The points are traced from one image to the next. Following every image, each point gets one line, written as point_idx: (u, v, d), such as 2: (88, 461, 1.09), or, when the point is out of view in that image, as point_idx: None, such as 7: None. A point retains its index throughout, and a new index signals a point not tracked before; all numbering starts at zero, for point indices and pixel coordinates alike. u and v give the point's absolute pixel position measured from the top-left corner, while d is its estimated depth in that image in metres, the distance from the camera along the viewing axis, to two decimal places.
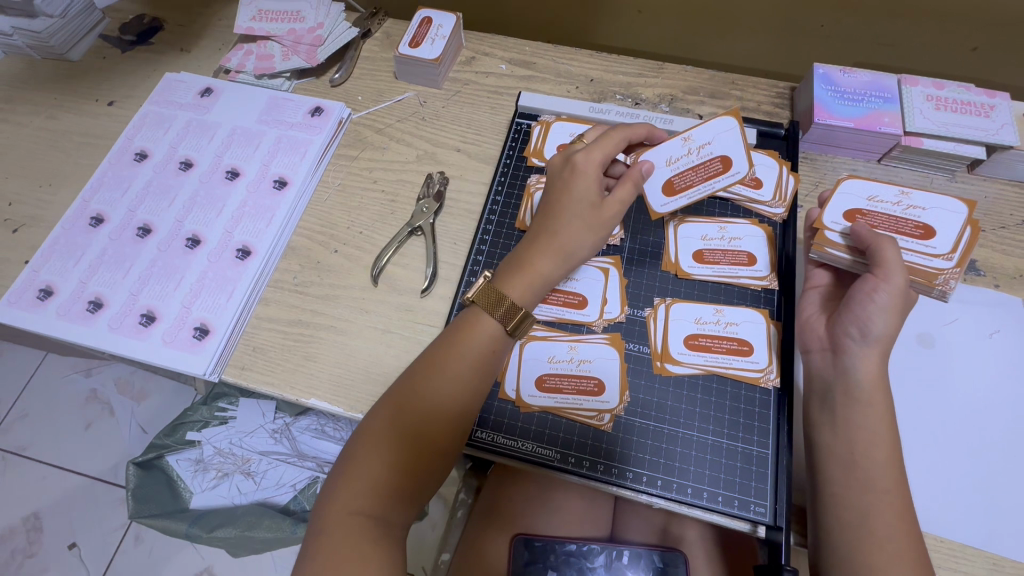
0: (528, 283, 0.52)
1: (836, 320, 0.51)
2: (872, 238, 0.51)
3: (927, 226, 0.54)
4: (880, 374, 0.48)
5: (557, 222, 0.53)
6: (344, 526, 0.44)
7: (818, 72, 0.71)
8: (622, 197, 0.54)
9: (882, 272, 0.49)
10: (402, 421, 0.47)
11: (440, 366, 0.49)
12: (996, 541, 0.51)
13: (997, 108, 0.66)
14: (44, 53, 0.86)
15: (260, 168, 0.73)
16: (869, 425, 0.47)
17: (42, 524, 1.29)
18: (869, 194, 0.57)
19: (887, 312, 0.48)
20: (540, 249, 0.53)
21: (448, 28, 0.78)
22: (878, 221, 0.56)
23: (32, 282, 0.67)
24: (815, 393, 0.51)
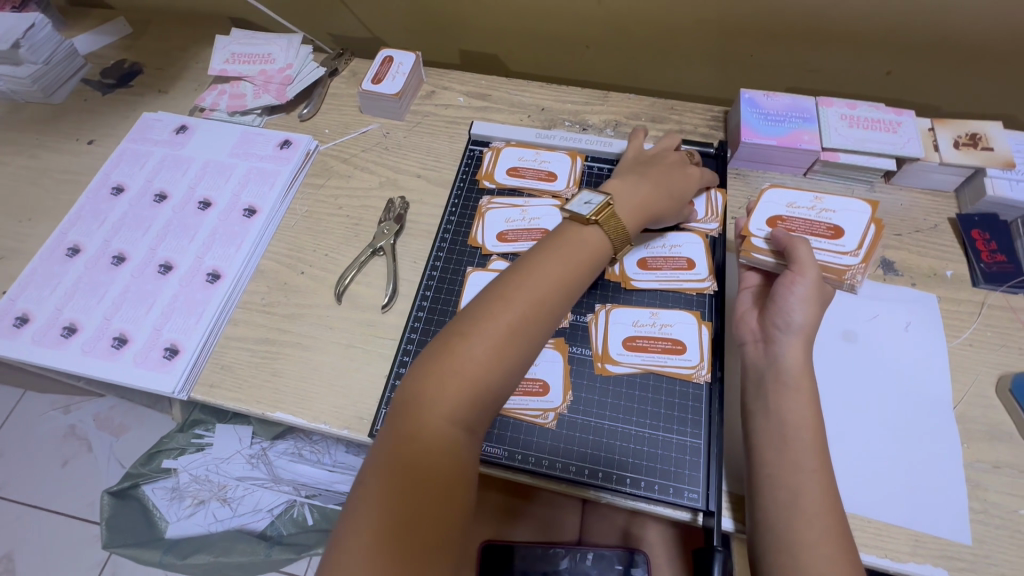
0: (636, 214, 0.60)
1: (766, 314, 0.56)
2: (788, 240, 0.58)
3: (838, 227, 0.61)
4: (806, 361, 0.53)
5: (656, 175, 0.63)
6: (444, 429, 0.46)
7: (745, 96, 0.78)
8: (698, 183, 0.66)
9: (797, 268, 0.55)
10: (501, 335, 0.50)
11: (531, 313, 0.51)
12: (918, 519, 0.55)
13: (904, 124, 0.73)
14: (29, 97, 0.91)
15: (230, 198, 0.77)
16: (797, 408, 0.51)
17: (14, 566, 1.27)
18: (787, 201, 0.63)
19: (806, 303, 0.54)
20: (644, 190, 0.62)
21: (408, 65, 0.85)
22: (797, 225, 0.62)
23: (9, 311, 0.70)
24: (751, 381, 0.55)
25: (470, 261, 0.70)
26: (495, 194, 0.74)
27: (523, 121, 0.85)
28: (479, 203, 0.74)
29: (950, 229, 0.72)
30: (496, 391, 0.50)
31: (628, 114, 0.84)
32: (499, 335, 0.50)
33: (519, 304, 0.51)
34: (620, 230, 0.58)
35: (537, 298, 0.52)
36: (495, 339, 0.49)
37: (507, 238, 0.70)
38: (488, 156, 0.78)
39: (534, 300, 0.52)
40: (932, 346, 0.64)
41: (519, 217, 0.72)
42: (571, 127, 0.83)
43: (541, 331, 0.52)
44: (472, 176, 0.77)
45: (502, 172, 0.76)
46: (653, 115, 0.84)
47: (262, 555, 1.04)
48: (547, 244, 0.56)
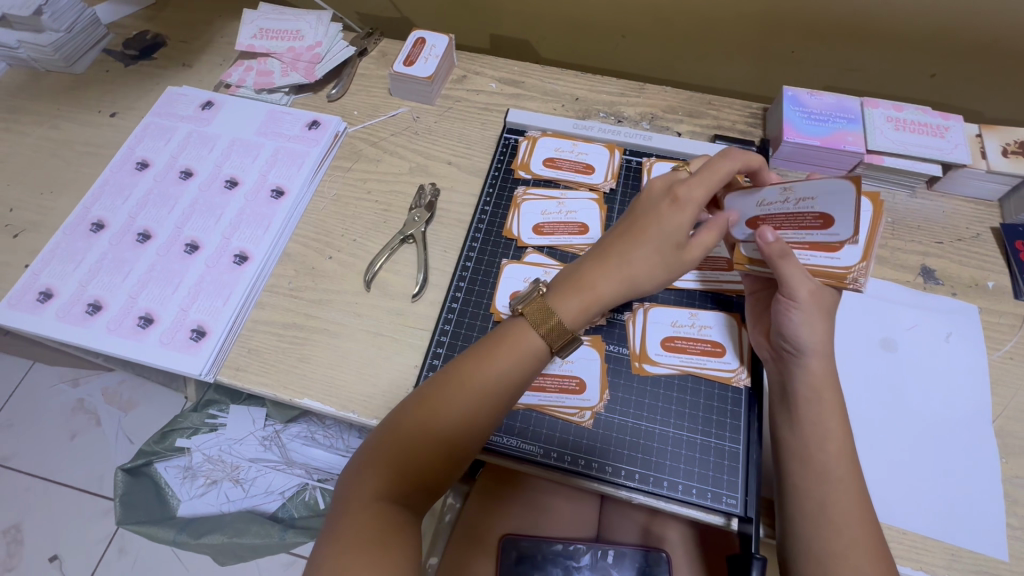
0: (584, 304, 0.52)
1: (773, 334, 0.54)
2: (771, 255, 0.50)
3: (824, 214, 0.48)
4: (828, 374, 0.51)
5: (631, 250, 0.52)
6: (368, 509, 0.45)
7: (788, 94, 0.75)
8: (703, 242, 0.52)
9: (787, 290, 0.51)
10: (427, 416, 0.48)
11: (462, 395, 0.49)
12: (953, 532, 0.55)
13: (951, 129, 0.71)
14: (49, 66, 0.89)
15: (258, 178, 0.76)
16: (820, 419, 0.49)
17: (23, 536, 1.28)
18: (755, 199, 0.51)
19: (809, 324, 0.51)
20: (606, 271, 0.53)
21: (441, 48, 0.82)
22: (779, 221, 0.51)
23: (32, 285, 0.69)
24: (775, 394, 0.53)
25: (505, 253, 0.69)
26: (531, 185, 0.73)
27: (557, 110, 0.83)
28: (514, 194, 0.73)
29: (993, 238, 0.71)
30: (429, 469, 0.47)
31: (664, 107, 0.82)
32: (430, 421, 0.48)
33: (455, 389, 0.49)
34: (558, 322, 0.51)
35: (477, 380, 0.49)
36: (422, 421, 0.48)
37: (544, 231, 0.69)
38: (524, 145, 0.76)
39: (471, 386, 0.49)
40: (972, 358, 0.63)
41: (556, 210, 0.70)
42: (606, 118, 0.81)
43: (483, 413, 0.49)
44: (506, 166, 0.75)
45: (539, 163, 0.74)
46: (690, 110, 0.82)
47: (275, 538, 1.04)
48: (498, 329, 0.53)
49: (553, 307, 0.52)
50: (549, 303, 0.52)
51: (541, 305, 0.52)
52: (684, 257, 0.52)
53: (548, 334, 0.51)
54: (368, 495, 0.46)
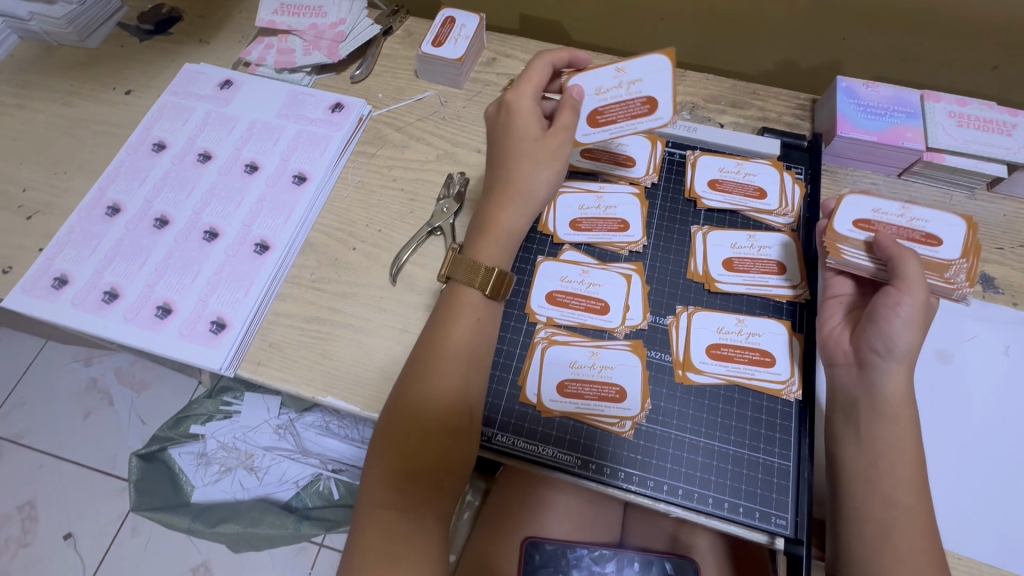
0: (496, 240, 0.55)
1: (861, 334, 0.50)
2: (897, 250, 0.49)
3: (932, 235, 0.52)
4: (906, 390, 0.47)
5: (518, 170, 0.55)
6: (379, 513, 0.47)
7: (842, 84, 0.70)
8: (565, 125, 0.54)
9: (902, 283, 0.48)
10: (409, 407, 0.50)
11: (431, 380, 0.50)
12: (1011, 559, 0.52)
13: (1019, 127, 0.66)
14: (62, 39, 0.85)
15: (279, 162, 0.72)
16: (895, 441, 0.46)
17: (38, 514, 1.28)
18: (594, 87, 0.56)
19: (911, 326, 0.47)
20: (506, 206, 0.55)
21: (471, 28, 0.78)
22: (614, 112, 0.56)
23: (46, 270, 0.66)
24: (839, 407, 0.50)
25: (540, 250, 0.62)
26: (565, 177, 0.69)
27: None
28: None
29: None
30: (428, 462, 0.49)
31: (706, 97, 0.78)
32: (409, 413, 0.50)
33: (423, 372, 0.51)
34: (476, 264, 0.54)
35: (439, 355, 0.51)
36: (406, 413, 0.50)
37: (581, 227, 0.63)
38: None
39: (438, 367, 0.51)
40: None
41: (594, 205, 0.64)
42: None
43: (456, 384, 0.51)
44: None
45: None
46: (734, 100, 0.77)
47: (291, 528, 1.02)
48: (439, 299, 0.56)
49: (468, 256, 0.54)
50: (466, 256, 0.55)
51: (457, 258, 0.55)
52: (564, 155, 0.56)
53: (479, 275, 0.53)
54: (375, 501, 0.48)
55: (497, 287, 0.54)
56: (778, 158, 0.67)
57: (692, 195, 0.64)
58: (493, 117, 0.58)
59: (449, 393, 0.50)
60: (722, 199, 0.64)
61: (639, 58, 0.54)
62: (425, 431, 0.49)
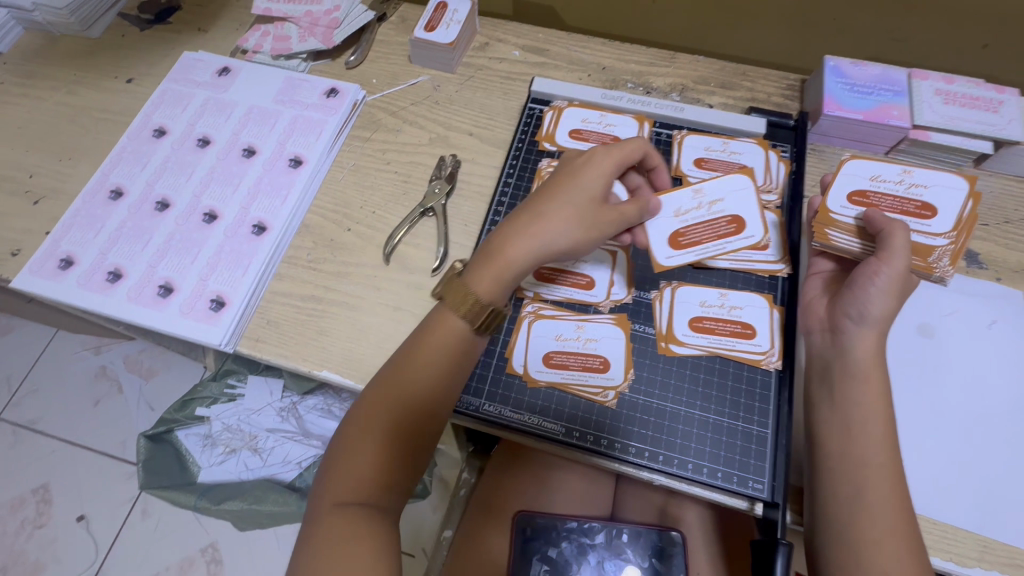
0: (498, 275, 0.50)
1: (837, 302, 0.51)
2: (885, 223, 0.51)
3: (928, 205, 0.55)
4: (878, 354, 0.48)
5: (552, 210, 0.52)
6: (338, 513, 0.46)
7: (829, 64, 0.71)
8: (621, 212, 0.54)
9: (885, 255, 0.49)
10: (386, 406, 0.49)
11: (410, 385, 0.50)
12: (987, 524, 0.53)
13: (1006, 103, 0.66)
14: (65, 29, 0.87)
15: (276, 146, 0.74)
16: (868, 401, 0.47)
17: (52, 497, 1.32)
18: (673, 210, 0.58)
19: (886, 295, 0.48)
20: (519, 234, 0.51)
21: (463, 13, 0.79)
22: (698, 234, 0.59)
23: (53, 252, 0.68)
24: (815, 370, 0.52)
25: None
26: (555, 158, 0.70)
27: (583, 80, 0.79)
28: (538, 166, 0.70)
29: None
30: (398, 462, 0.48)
31: (696, 78, 0.78)
32: (385, 403, 0.49)
33: (398, 376, 0.50)
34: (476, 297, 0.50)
35: (419, 361, 0.50)
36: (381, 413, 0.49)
37: None
38: (549, 115, 0.73)
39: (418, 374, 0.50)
40: (1014, 346, 0.60)
41: None
42: (634, 90, 0.78)
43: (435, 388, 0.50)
44: (530, 137, 0.73)
45: (564, 135, 0.71)
46: (724, 81, 0.77)
47: (294, 506, 1.06)
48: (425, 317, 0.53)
49: (466, 282, 0.50)
50: (464, 280, 0.51)
51: (451, 281, 0.52)
52: (596, 216, 0.52)
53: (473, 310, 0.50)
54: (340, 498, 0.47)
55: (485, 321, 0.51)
56: (763, 137, 0.68)
57: (677, 173, 0.66)
58: (567, 160, 0.56)
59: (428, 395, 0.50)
60: (706, 176, 0.66)
61: (716, 183, 0.59)
62: (392, 432, 0.48)
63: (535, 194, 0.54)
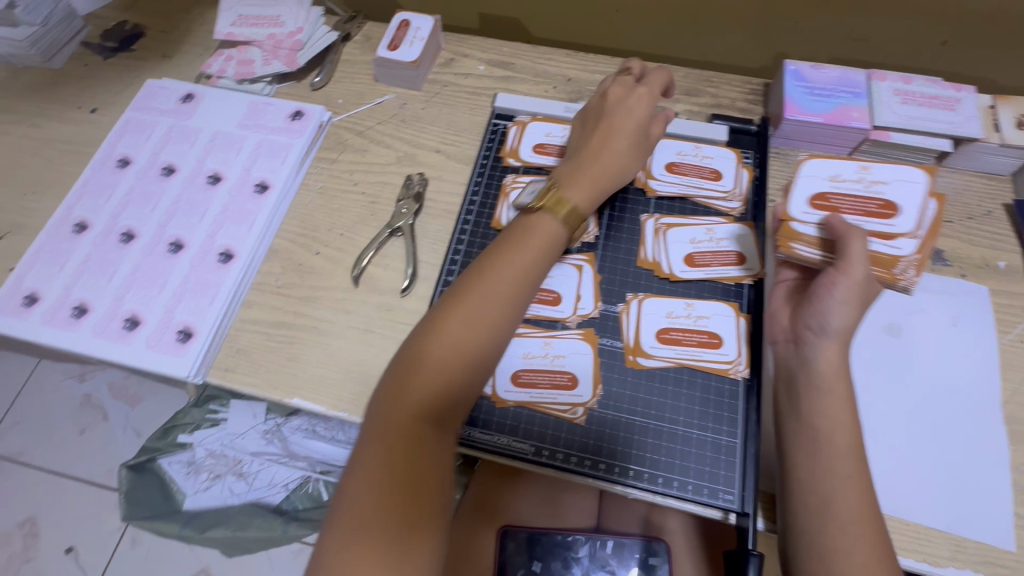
0: (591, 193, 0.57)
1: (799, 313, 0.52)
2: (844, 230, 0.51)
3: (890, 202, 0.54)
4: (840, 366, 0.49)
5: (615, 146, 0.59)
6: (396, 444, 0.45)
7: (789, 68, 0.71)
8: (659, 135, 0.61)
9: (844, 264, 0.49)
10: (445, 338, 0.48)
11: (475, 311, 0.49)
12: (960, 522, 0.53)
13: (963, 101, 0.67)
14: (26, 61, 0.87)
15: (241, 172, 0.74)
16: (832, 412, 0.47)
17: (39, 529, 1.30)
18: (689, 237, 0.62)
19: (845, 305, 0.48)
20: (597, 168, 0.58)
21: (426, 30, 0.79)
22: (708, 258, 0.61)
23: (17, 289, 0.68)
24: (780, 383, 0.51)
25: None
26: (520, 173, 0.71)
27: (548, 93, 0.79)
28: (503, 182, 0.71)
29: (1004, 216, 0.67)
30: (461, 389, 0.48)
31: None
32: (448, 330, 0.48)
33: (461, 304, 0.49)
34: (572, 203, 0.55)
35: (482, 287, 0.50)
36: (446, 340, 0.48)
37: None
38: (513, 131, 0.74)
39: (490, 303, 0.50)
40: (979, 341, 0.61)
41: None
42: None
43: (497, 317, 0.50)
44: (495, 153, 0.73)
45: (528, 150, 0.72)
46: (687, 88, 0.78)
47: (279, 530, 1.06)
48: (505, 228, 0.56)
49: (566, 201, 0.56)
50: (562, 197, 0.56)
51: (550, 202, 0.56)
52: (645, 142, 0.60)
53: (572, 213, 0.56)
54: (397, 426, 0.45)
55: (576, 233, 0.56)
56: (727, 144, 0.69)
57: (642, 185, 0.66)
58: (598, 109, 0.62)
59: (499, 320, 0.50)
60: (677, 181, 0.65)
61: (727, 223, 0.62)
62: (450, 364, 0.47)
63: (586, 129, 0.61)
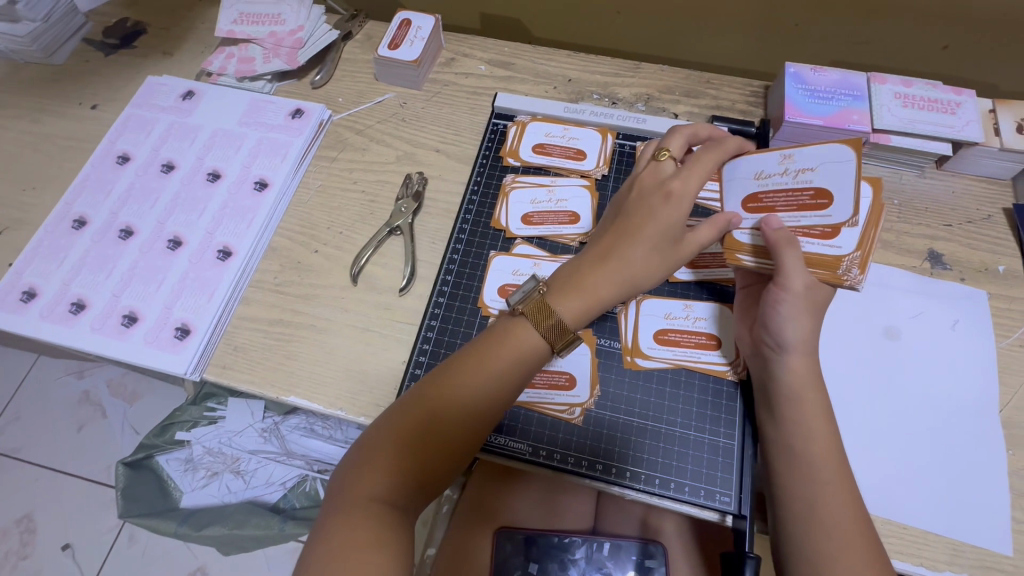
0: (584, 307, 0.51)
1: (756, 328, 0.52)
2: (776, 241, 0.50)
3: (821, 189, 0.50)
4: (811, 373, 0.49)
5: (632, 251, 0.52)
6: (363, 510, 0.45)
7: (790, 70, 0.71)
8: (701, 237, 0.53)
9: (782, 280, 0.49)
10: (427, 408, 0.48)
11: (457, 389, 0.49)
12: (957, 526, 0.53)
13: (963, 105, 0.67)
14: (28, 57, 0.87)
15: (241, 170, 0.74)
16: (804, 419, 0.47)
17: (36, 526, 1.30)
18: None
19: (795, 320, 0.49)
20: (603, 272, 0.52)
21: (427, 30, 0.79)
22: (709, 259, 0.60)
23: (16, 284, 0.68)
24: (757, 394, 0.52)
25: (493, 245, 0.67)
26: (520, 173, 0.71)
27: (549, 93, 0.79)
28: (502, 181, 0.71)
29: (1004, 220, 0.67)
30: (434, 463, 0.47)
31: (660, 88, 0.78)
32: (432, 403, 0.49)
33: (448, 377, 0.50)
34: (561, 319, 0.50)
35: (468, 363, 0.50)
36: (423, 413, 0.48)
37: (532, 221, 0.68)
38: (513, 131, 0.74)
39: (474, 380, 0.49)
40: (978, 346, 0.61)
41: (545, 198, 0.69)
42: (599, 101, 0.78)
43: (480, 395, 0.49)
44: (495, 152, 0.73)
45: (527, 150, 0.72)
46: (688, 89, 0.78)
47: (276, 529, 1.04)
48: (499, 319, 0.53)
49: (552, 301, 0.51)
50: (547, 298, 0.52)
51: (536, 301, 0.51)
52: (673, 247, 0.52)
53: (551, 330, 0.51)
54: (369, 493, 0.46)
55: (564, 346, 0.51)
56: None
57: None
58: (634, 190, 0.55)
59: (479, 399, 0.49)
60: None
61: None
62: (428, 435, 0.48)
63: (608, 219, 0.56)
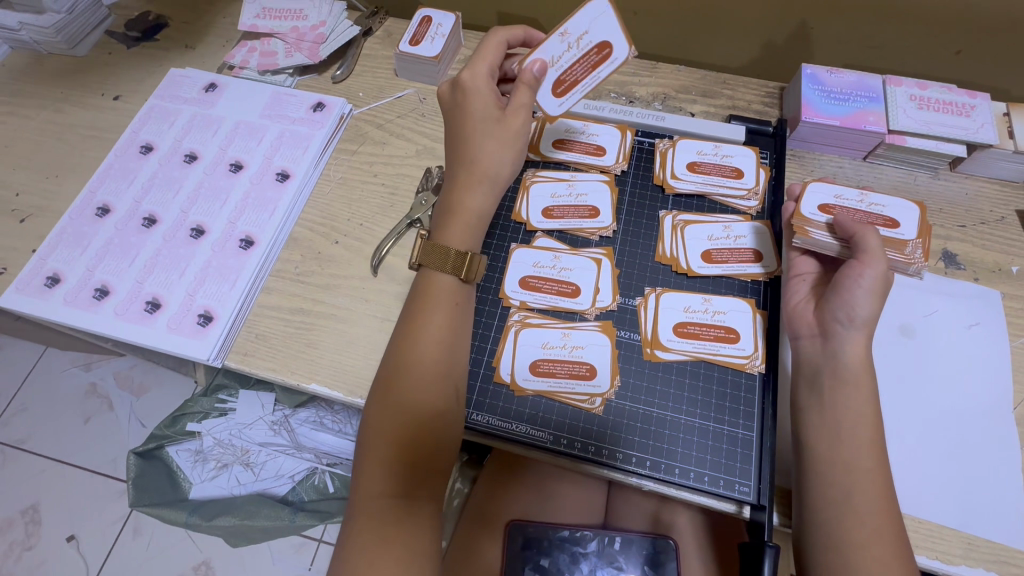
0: (466, 223, 0.54)
1: (825, 306, 0.52)
2: (855, 228, 0.53)
3: (891, 219, 0.58)
4: (866, 358, 0.49)
5: (478, 152, 0.55)
6: (373, 508, 0.46)
7: (806, 72, 0.72)
8: (524, 103, 0.55)
9: (865, 256, 0.50)
10: (388, 396, 0.49)
11: (406, 368, 0.50)
12: (971, 520, 0.54)
13: (978, 108, 0.68)
14: (51, 48, 0.88)
15: (263, 161, 0.75)
16: (857, 406, 0.48)
17: (41, 517, 1.30)
18: (707, 234, 0.63)
19: (869, 296, 0.50)
20: (469, 185, 0.55)
21: (448, 27, 0.80)
22: (726, 255, 0.62)
23: (40, 269, 0.68)
24: (803, 376, 0.52)
25: (514, 237, 0.65)
26: (539, 168, 0.69)
27: None
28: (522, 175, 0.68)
29: (1018, 222, 0.68)
30: (418, 448, 0.48)
31: (677, 87, 0.79)
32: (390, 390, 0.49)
33: (399, 360, 0.50)
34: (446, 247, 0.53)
35: (410, 340, 0.51)
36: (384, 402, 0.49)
37: (553, 215, 0.66)
38: None
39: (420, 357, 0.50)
40: (991, 345, 0.61)
41: (565, 193, 0.67)
42: (617, 99, 0.79)
43: (431, 369, 0.50)
44: None
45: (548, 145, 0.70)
46: (704, 89, 0.79)
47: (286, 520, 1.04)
48: (413, 288, 0.55)
49: (438, 240, 0.53)
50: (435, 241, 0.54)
51: (426, 245, 0.53)
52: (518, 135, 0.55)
53: (452, 260, 0.53)
54: (372, 491, 0.47)
55: (469, 270, 0.53)
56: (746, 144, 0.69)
57: (661, 182, 0.67)
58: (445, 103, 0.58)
59: (430, 373, 0.50)
60: (697, 180, 0.66)
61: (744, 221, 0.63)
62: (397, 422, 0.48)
63: (447, 145, 0.57)
